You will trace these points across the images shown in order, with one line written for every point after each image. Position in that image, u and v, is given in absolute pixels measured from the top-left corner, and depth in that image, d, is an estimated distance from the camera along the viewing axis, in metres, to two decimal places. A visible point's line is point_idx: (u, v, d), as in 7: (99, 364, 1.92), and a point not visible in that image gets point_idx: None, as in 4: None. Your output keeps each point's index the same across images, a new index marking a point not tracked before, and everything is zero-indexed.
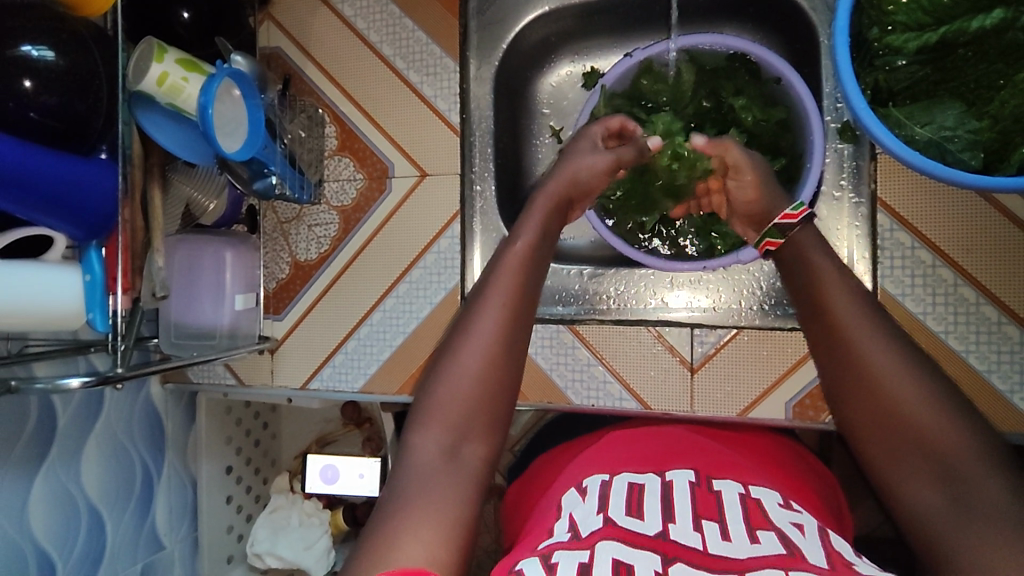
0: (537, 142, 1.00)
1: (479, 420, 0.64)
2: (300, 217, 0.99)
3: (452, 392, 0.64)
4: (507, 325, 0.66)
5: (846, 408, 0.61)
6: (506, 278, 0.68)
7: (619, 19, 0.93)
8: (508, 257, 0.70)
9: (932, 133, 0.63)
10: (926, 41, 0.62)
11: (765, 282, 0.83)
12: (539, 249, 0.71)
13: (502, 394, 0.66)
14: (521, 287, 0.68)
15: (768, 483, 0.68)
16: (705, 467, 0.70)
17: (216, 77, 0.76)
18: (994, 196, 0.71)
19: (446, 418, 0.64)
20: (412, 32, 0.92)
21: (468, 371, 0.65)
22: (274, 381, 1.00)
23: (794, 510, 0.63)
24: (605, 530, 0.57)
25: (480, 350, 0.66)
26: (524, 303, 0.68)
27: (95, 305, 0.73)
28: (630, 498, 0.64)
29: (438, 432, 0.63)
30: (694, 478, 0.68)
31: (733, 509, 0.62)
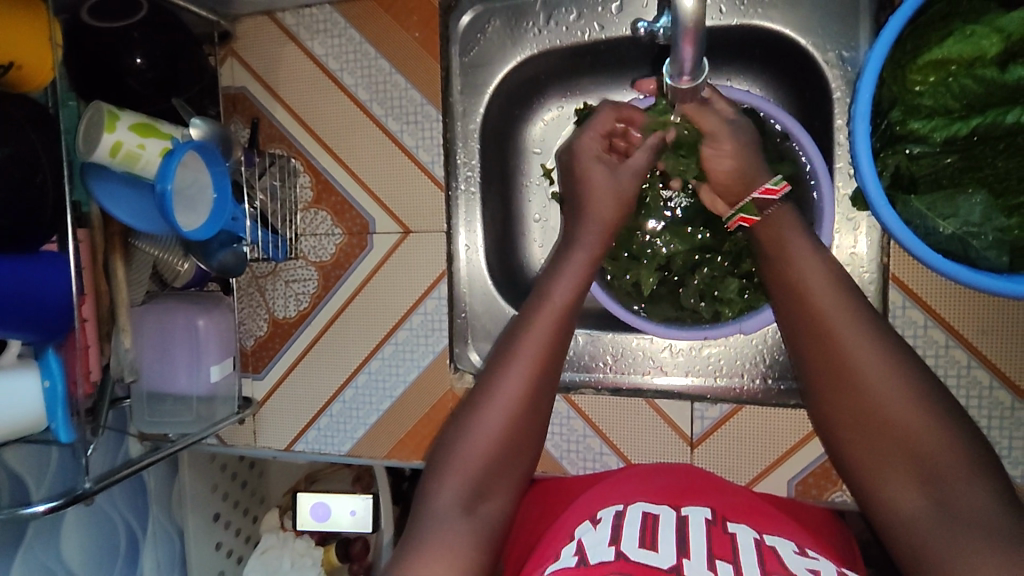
0: (527, 184, 0.93)
1: (497, 482, 0.62)
2: (276, 273, 0.92)
3: (473, 450, 0.61)
4: (533, 390, 0.63)
5: (822, 403, 0.55)
6: (539, 330, 0.64)
7: (616, 58, 0.86)
8: (542, 307, 0.66)
9: (956, 227, 0.59)
10: (956, 132, 0.57)
11: (770, 353, 0.78)
12: (574, 304, 0.66)
13: (521, 457, 0.64)
14: (550, 344, 0.65)
15: (785, 534, 0.65)
16: (721, 509, 0.68)
17: (175, 153, 0.69)
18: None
19: (455, 496, 0.59)
20: (390, 75, 0.85)
21: (491, 431, 0.62)
22: (257, 442, 0.96)
23: (810, 556, 0.60)
24: (618, 565, 0.55)
25: (501, 397, 0.63)
26: (553, 361, 0.65)
27: (57, 415, 0.67)
28: (644, 529, 0.61)
29: (455, 488, 0.60)
30: (710, 516, 0.66)
31: (746, 551, 0.59)
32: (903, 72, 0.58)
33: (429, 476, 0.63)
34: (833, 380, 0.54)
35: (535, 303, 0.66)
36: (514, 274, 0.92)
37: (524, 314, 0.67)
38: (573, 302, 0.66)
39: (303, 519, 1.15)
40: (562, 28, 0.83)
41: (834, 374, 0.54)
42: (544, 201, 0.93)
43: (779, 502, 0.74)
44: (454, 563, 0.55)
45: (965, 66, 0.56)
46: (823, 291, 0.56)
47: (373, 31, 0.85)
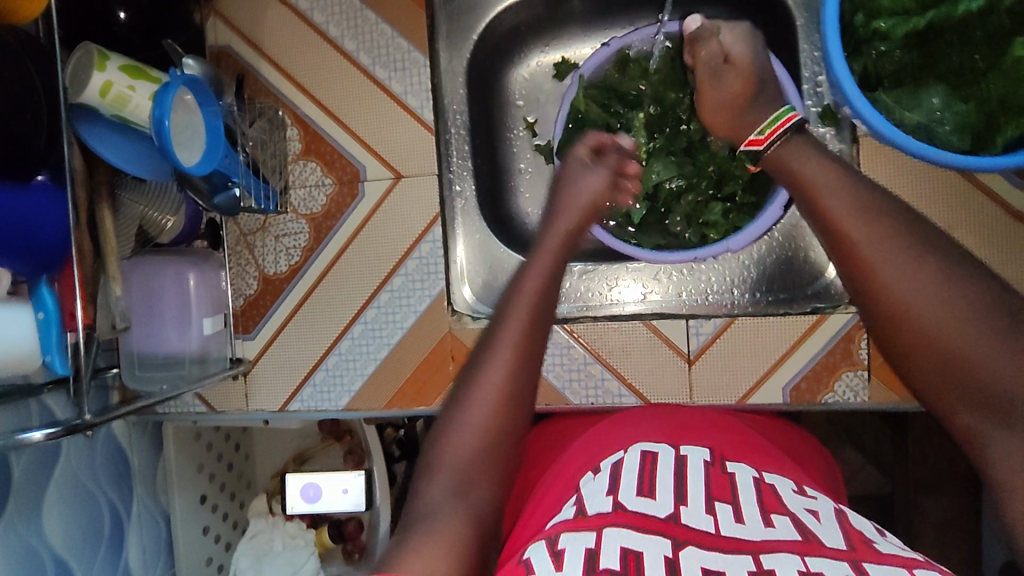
0: (512, 135, 0.96)
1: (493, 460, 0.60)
2: (265, 228, 0.92)
3: (462, 431, 0.60)
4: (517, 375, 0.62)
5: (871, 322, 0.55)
6: (518, 323, 0.65)
7: (592, 5, 0.90)
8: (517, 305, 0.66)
9: (921, 116, 0.64)
10: (914, 26, 0.63)
11: (754, 269, 0.82)
12: (547, 292, 0.68)
13: (516, 433, 0.62)
14: (532, 329, 0.65)
15: (783, 470, 0.67)
16: (719, 448, 0.69)
17: (170, 86, 0.69)
18: (983, 182, 0.73)
19: (456, 461, 0.59)
20: (376, 25, 0.87)
21: (481, 420, 0.61)
22: (249, 405, 0.94)
23: (808, 496, 0.62)
24: (615, 516, 0.55)
25: (495, 363, 0.63)
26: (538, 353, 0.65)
27: (52, 347, 0.65)
28: (642, 477, 0.61)
29: (446, 477, 0.58)
30: (709, 457, 0.66)
31: (747, 490, 0.60)
32: None
33: (448, 417, 0.62)
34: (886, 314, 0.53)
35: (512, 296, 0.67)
36: (504, 219, 0.95)
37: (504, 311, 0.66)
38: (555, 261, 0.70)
39: (294, 500, 1.10)
40: None
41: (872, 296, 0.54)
42: (529, 151, 0.96)
43: (767, 422, 0.79)
44: (450, 534, 0.53)
45: None
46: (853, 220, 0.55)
47: None
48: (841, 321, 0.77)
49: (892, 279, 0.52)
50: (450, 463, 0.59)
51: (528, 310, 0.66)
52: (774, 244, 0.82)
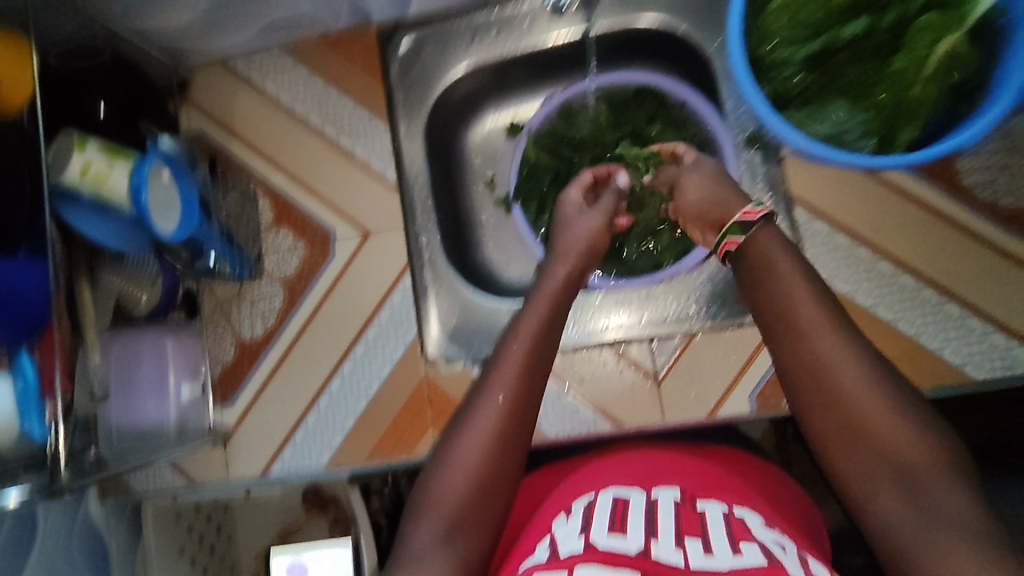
0: (473, 191, 1.03)
1: (481, 507, 0.61)
2: (241, 295, 0.96)
3: (451, 479, 0.61)
4: (508, 430, 0.63)
5: (805, 417, 0.59)
6: (508, 380, 0.64)
7: (534, 68, 0.99)
8: (508, 360, 0.66)
9: (830, 127, 0.72)
10: (808, 51, 0.70)
11: (709, 285, 0.85)
12: (544, 333, 0.68)
13: (507, 475, 0.63)
14: (527, 381, 0.65)
15: (753, 504, 0.65)
16: (693, 488, 0.67)
17: (145, 160, 0.75)
18: (900, 184, 0.81)
19: (445, 507, 0.60)
20: (338, 101, 0.95)
21: (470, 465, 0.61)
22: (230, 472, 0.94)
23: (776, 531, 0.60)
24: (586, 553, 0.54)
25: (489, 403, 0.63)
26: (529, 407, 0.64)
27: (31, 413, 0.67)
28: (614, 516, 0.60)
29: (434, 522, 0.59)
30: (680, 496, 0.64)
31: (716, 526, 0.59)
32: (761, 18, 0.72)
33: (435, 463, 0.63)
34: (840, 421, 0.56)
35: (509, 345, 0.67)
36: (471, 268, 0.99)
37: (497, 365, 0.67)
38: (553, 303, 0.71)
39: None
40: (487, 45, 0.95)
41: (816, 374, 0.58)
42: (490, 206, 1.02)
43: (752, 455, 0.76)
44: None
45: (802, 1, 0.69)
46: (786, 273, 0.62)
47: (319, 66, 0.96)
48: None
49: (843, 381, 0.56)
50: (436, 504, 0.60)
51: (524, 351, 0.66)
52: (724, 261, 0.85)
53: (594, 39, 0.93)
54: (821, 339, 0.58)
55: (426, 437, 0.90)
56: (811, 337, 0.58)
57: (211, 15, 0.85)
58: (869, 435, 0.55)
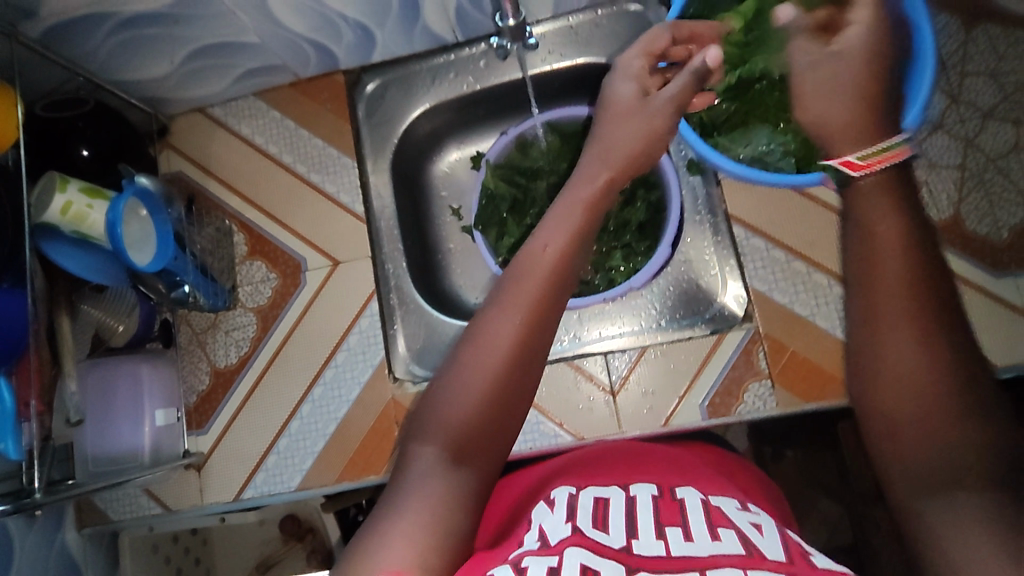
0: (439, 221, 1.08)
1: (486, 428, 0.59)
2: (216, 325, 1.00)
3: (456, 398, 0.58)
4: (520, 353, 0.59)
5: (862, 383, 0.56)
6: (522, 305, 0.60)
7: (493, 106, 1.06)
8: (528, 276, 0.61)
9: (752, 151, 0.79)
10: (728, 82, 0.78)
11: (658, 301, 0.90)
12: (567, 252, 0.62)
13: (516, 402, 0.60)
14: (543, 305, 0.60)
15: (725, 491, 0.70)
16: (666, 480, 0.71)
17: (122, 197, 0.80)
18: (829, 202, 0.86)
19: (449, 427, 0.58)
20: (310, 140, 1.02)
21: (476, 386, 0.58)
22: (204, 499, 0.96)
23: (750, 513, 0.65)
24: (574, 539, 0.57)
25: (499, 329, 0.59)
26: (545, 330, 0.61)
27: (7, 434, 0.69)
28: (596, 513, 0.62)
29: (439, 443, 0.58)
30: (658, 490, 0.68)
31: (695, 511, 0.63)
32: None
33: (442, 379, 0.60)
34: (887, 402, 0.54)
35: (529, 262, 0.62)
36: (437, 293, 1.03)
37: (512, 283, 0.62)
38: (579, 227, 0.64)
39: None
40: (446, 85, 1.02)
41: (867, 342, 0.55)
42: (456, 234, 1.07)
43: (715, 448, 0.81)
44: (427, 502, 0.55)
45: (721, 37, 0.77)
46: (886, 222, 0.56)
47: (291, 109, 1.03)
48: (735, 341, 0.86)
49: (899, 361, 0.53)
50: (441, 426, 0.58)
51: (541, 276, 0.61)
52: (673, 278, 0.90)
53: (532, 77, 1.00)
54: (891, 308, 0.54)
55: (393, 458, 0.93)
56: (882, 307, 0.54)
57: (187, 66, 0.93)
58: (907, 423, 0.53)
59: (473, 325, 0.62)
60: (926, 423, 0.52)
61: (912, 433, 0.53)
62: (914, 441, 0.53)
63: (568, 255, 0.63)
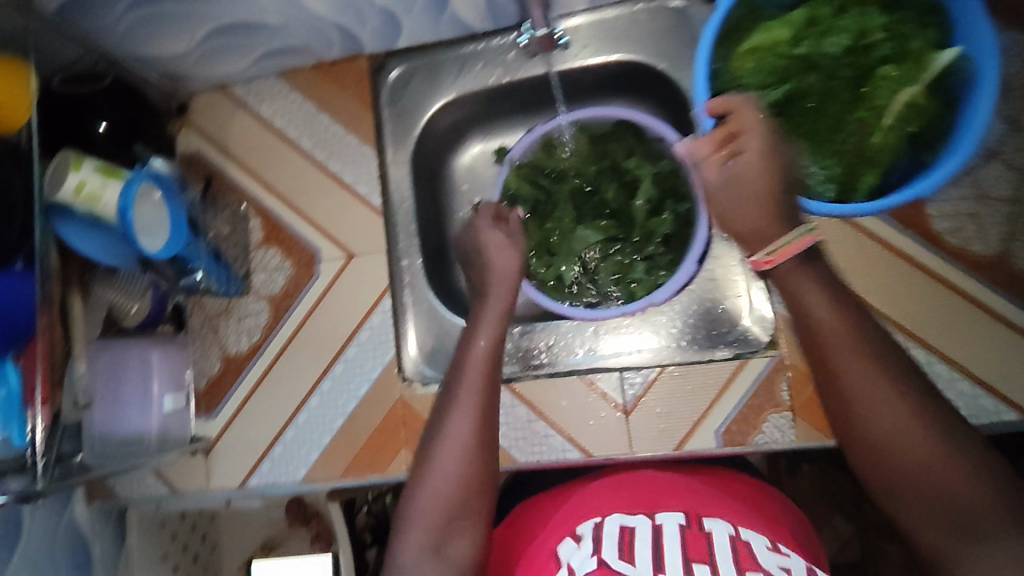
0: (458, 216, 1.05)
1: (464, 506, 0.69)
2: (228, 311, 0.99)
3: (433, 491, 0.68)
4: (477, 442, 0.70)
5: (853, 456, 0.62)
6: (466, 401, 0.72)
7: (520, 100, 1.01)
8: (467, 372, 0.75)
9: (791, 172, 0.73)
10: (772, 97, 0.72)
11: (679, 320, 0.88)
12: (493, 358, 0.76)
13: (483, 481, 0.70)
14: (487, 396, 0.73)
15: (755, 526, 0.68)
16: (693, 509, 0.69)
17: (135, 181, 0.78)
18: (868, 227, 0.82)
19: (431, 516, 0.67)
20: (330, 126, 0.99)
21: (445, 478, 0.68)
22: (210, 483, 0.97)
23: (782, 554, 0.63)
24: None
25: (455, 428, 0.71)
26: (491, 415, 0.73)
27: (12, 420, 0.70)
28: (623, 541, 0.63)
29: (422, 535, 0.67)
30: (686, 521, 0.66)
31: (722, 549, 0.61)
32: (729, 61, 0.73)
33: (416, 476, 0.71)
34: (880, 462, 0.60)
35: (465, 361, 0.76)
36: (452, 291, 1.01)
37: (459, 378, 0.75)
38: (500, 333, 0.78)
39: None
40: (473, 77, 0.98)
41: (841, 406, 0.62)
42: None
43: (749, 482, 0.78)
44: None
45: (768, 48, 0.71)
46: (824, 312, 0.63)
47: (312, 92, 1.00)
48: (758, 367, 0.82)
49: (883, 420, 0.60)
50: (421, 519, 0.67)
51: (480, 373, 0.75)
52: (693, 297, 0.88)
53: (558, 73, 0.96)
54: (864, 384, 0.60)
55: (397, 458, 0.92)
56: (862, 386, 0.61)
57: (207, 44, 0.90)
58: (921, 479, 0.58)
59: (431, 429, 0.73)
60: (938, 473, 0.57)
61: (921, 483, 0.58)
62: (934, 481, 0.57)
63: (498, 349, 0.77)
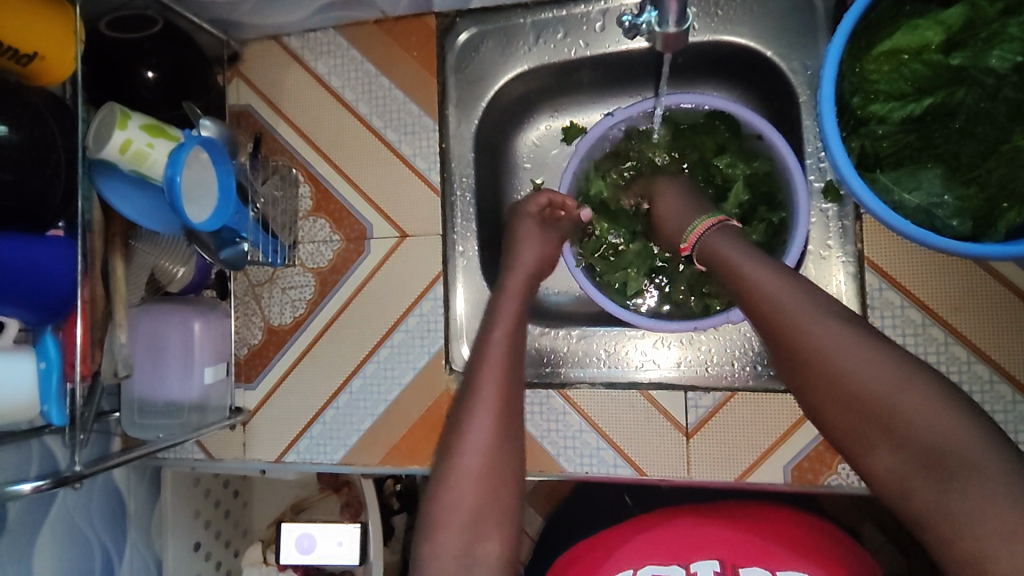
0: (517, 196, 0.98)
1: (490, 505, 0.60)
2: (273, 280, 0.94)
3: (456, 489, 0.60)
4: (497, 441, 0.62)
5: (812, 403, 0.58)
6: (488, 392, 0.64)
7: (599, 75, 0.92)
8: (487, 358, 0.67)
9: (920, 199, 0.64)
10: (911, 111, 0.63)
11: (755, 340, 0.82)
12: (511, 354, 0.68)
13: (507, 481, 0.62)
14: (509, 382, 0.65)
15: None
16: (728, 558, 0.77)
17: (184, 145, 0.71)
18: (989, 262, 0.72)
19: (459, 517, 0.59)
20: (389, 91, 0.91)
21: (471, 475, 0.60)
22: (246, 454, 0.95)
23: None
24: None
25: (477, 425, 0.62)
26: (515, 403, 0.65)
27: (51, 398, 0.67)
28: None
29: (451, 539, 0.59)
30: (721, 568, 0.76)
31: None
32: (859, 64, 0.64)
33: (433, 474, 0.63)
34: (847, 406, 0.56)
35: (484, 347, 0.68)
36: None
37: (473, 368, 0.67)
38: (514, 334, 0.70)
39: (287, 551, 1.05)
40: (550, 47, 0.89)
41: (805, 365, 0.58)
42: None
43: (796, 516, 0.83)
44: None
45: (912, 53, 0.61)
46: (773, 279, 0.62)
47: (373, 50, 0.91)
48: None
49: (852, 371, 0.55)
50: (447, 521, 0.59)
51: (499, 366, 0.66)
52: None
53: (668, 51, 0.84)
54: (816, 330, 0.58)
55: None
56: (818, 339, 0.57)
57: None
58: (891, 413, 0.54)
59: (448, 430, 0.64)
60: (910, 411, 0.53)
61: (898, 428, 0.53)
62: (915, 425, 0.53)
63: (514, 342, 0.69)
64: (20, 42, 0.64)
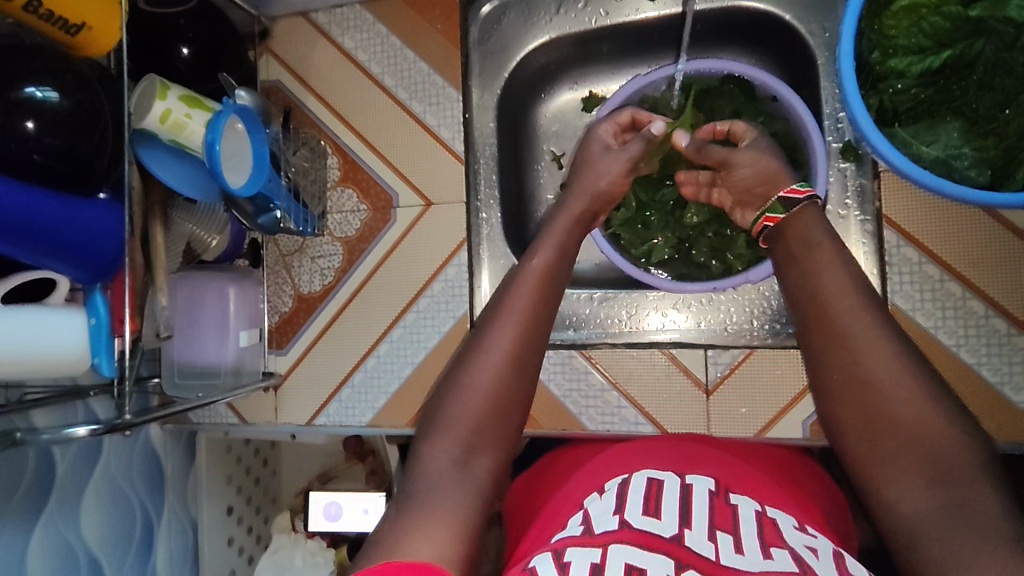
0: (538, 166, 1.00)
1: (498, 430, 0.62)
2: (302, 250, 0.97)
3: (471, 400, 0.62)
4: (518, 357, 0.63)
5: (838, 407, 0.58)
6: (514, 309, 0.65)
7: (619, 45, 0.94)
8: (521, 280, 0.67)
9: (938, 151, 0.65)
10: (929, 64, 0.64)
11: (774, 300, 0.84)
12: (546, 276, 0.68)
13: (515, 405, 0.63)
14: (534, 314, 0.65)
15: (783, 507, 0.63)
16: (725, 480, 0.65)
17: (222, 112, 0.75)
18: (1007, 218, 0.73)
19: (461, 427, 0.61)
20: (414, 63, 0.93)
21: (480, 388, 0.62)
22: (278, 418, 0.98)
23: (808, 534, 0.58)
24: (621, 533, 0.53)
25: (498, 341, 0.63)
26: (537, 329, 0.65)
27: (101, 349, 0.72)
28: (648, 497, 0.59)
29: (450, 443, 0.60)
30: (714, 487, 0.63)
31: (748, 523, 0.57)
32: (878, 21, 0.65)
33: (446, 392, 0.64)
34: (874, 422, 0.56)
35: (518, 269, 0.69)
36: (525, 242, 0.99)
37: (511, 287, 0.68)
38: (553, 268, 0.69)
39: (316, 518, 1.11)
40: (571, 17, 0.92)
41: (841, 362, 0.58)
42: (555, 182, 0.99)
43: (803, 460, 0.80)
44: (466, 515, 0.56)
45: (931, 6, 0.63)
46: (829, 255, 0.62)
47: (398, 24, 0.94)
48: None
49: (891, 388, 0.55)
50: (452, 426, 0.61)
51: (530, 292, 0.66)
52: None
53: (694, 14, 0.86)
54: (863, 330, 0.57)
55: None
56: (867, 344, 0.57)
57: None
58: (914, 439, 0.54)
59: (467, 355, 0.65)
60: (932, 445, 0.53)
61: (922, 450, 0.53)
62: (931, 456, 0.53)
63: (552, 270, 0.69)
64: (68, 11, 0.67)
